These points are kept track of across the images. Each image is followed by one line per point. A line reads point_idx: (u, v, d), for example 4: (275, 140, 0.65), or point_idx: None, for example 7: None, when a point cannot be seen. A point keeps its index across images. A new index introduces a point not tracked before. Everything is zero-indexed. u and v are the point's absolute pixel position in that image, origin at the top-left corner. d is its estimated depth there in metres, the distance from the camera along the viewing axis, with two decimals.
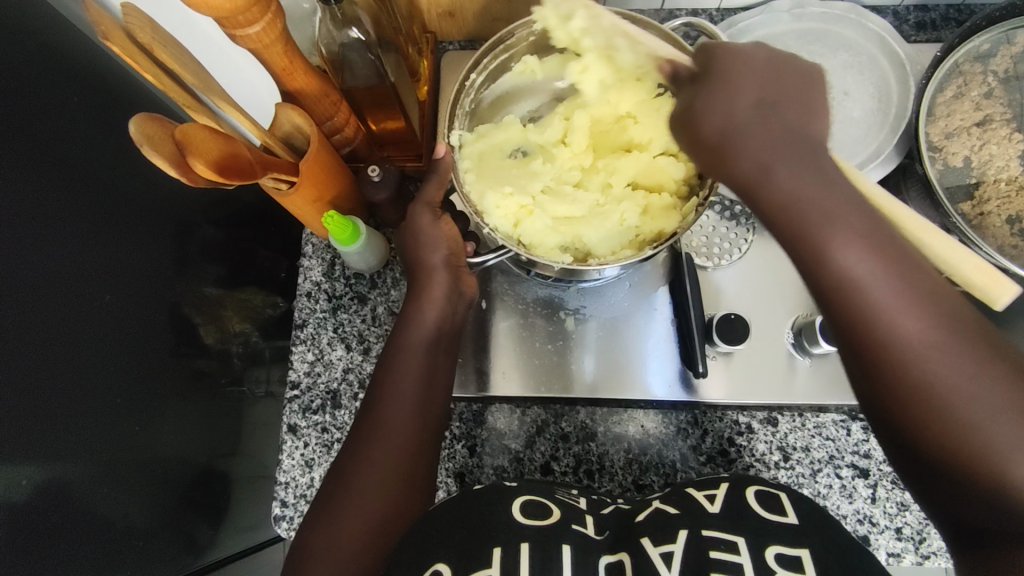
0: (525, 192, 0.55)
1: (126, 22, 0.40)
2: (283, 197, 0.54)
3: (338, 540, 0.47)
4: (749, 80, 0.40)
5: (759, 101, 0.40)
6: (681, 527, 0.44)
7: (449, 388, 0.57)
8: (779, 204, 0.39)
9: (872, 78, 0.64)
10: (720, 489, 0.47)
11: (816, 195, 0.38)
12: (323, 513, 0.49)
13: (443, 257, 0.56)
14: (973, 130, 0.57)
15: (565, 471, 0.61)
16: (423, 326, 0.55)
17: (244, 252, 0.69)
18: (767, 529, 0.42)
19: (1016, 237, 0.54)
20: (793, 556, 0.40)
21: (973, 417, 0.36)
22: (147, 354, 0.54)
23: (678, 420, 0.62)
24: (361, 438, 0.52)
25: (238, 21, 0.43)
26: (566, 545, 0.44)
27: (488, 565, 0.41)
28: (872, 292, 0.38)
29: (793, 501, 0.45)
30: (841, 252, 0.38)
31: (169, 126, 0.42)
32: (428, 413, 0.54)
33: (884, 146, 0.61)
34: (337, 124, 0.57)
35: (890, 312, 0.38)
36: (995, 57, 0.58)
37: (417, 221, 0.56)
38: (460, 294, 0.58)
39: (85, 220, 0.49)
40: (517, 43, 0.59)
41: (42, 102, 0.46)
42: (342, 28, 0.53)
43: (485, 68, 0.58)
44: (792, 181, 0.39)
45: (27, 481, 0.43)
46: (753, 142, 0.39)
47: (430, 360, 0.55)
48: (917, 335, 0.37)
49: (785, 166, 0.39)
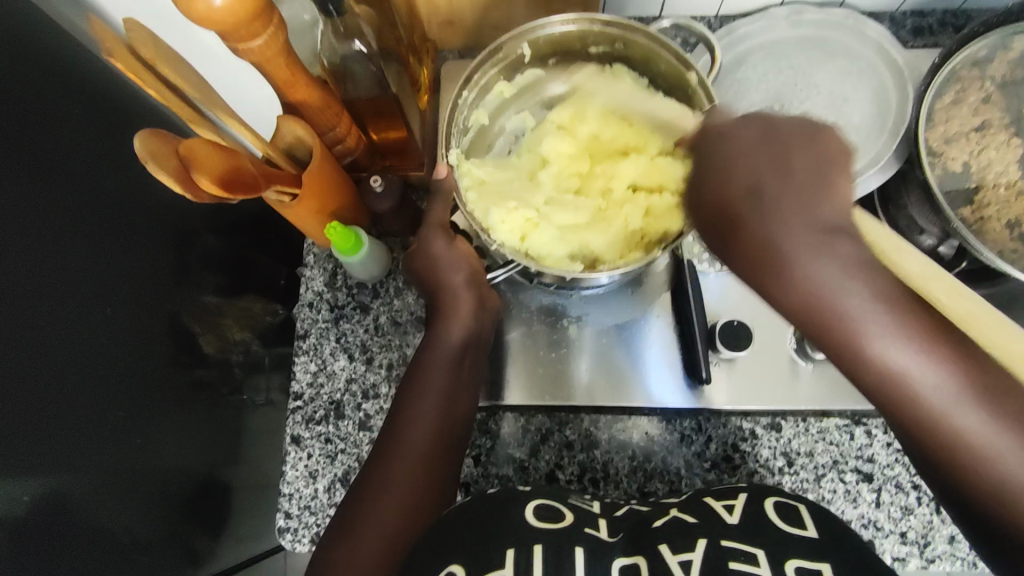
0: (529, 209, 0.56)
1: (127, 36, 0.41)
2: (286, 209, 0.54)
3: (355, 559, 0.47)
4: (740, 160, 0.41)
5: (749, 185, 0.40)
6: (700, 536, 0.44)
7: (474, 399, 0.57)
8: (795, 292, 0.38)
9: (871, 83, 0.64)
10: (739, 499, 0.48)
11: (826, 299, 0.37)
12: (343, 529, 0.49)
13: (464, 277, 0.56)
14: (973, 135, 0.57)
15: (570, 480, 0.61)
16: (445, 347, 0.55)
17: (244, 260, 0.69)
18: (788, 541, 0.42)
19: (1016, 241, 0.55)
20: (813, 570, 0.40)
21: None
22: (147, 365, 0.54)
23: (682, 427, 0.62)
24: (378, 458, 0.51)
25: (239, 35, 0.43)
26: (579, 548, 0.44)
27: (501, 565, 0.41)
28: (914, 380, 0.36)
29: (814, 515, 0.45)
30: (879, 341, 0.36)
31: (172, 142, 0.42)
32: (450, 429, 0.53)
33: (883, 151, 0.61)
34: (338, 135, 0.57)
35: (922, 391, 0.36)
36: (993, 63, 0.58)
37: (432, 245, 0.56)
38: (483, 310, 0.58)
39: (83, 230, 0.49)
40: (508, 56, 0.58)
41: (42, 112, 0.46)
42: (344, 41, 0.52)
43: (476, 84, 0.58)
44: (815, 269, 0.37)
45: (28, 494, 0.43)
46: (766, 226, 0.39)
47: (453, 378, 0.55)
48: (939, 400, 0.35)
49: (794, 246, 0.38)
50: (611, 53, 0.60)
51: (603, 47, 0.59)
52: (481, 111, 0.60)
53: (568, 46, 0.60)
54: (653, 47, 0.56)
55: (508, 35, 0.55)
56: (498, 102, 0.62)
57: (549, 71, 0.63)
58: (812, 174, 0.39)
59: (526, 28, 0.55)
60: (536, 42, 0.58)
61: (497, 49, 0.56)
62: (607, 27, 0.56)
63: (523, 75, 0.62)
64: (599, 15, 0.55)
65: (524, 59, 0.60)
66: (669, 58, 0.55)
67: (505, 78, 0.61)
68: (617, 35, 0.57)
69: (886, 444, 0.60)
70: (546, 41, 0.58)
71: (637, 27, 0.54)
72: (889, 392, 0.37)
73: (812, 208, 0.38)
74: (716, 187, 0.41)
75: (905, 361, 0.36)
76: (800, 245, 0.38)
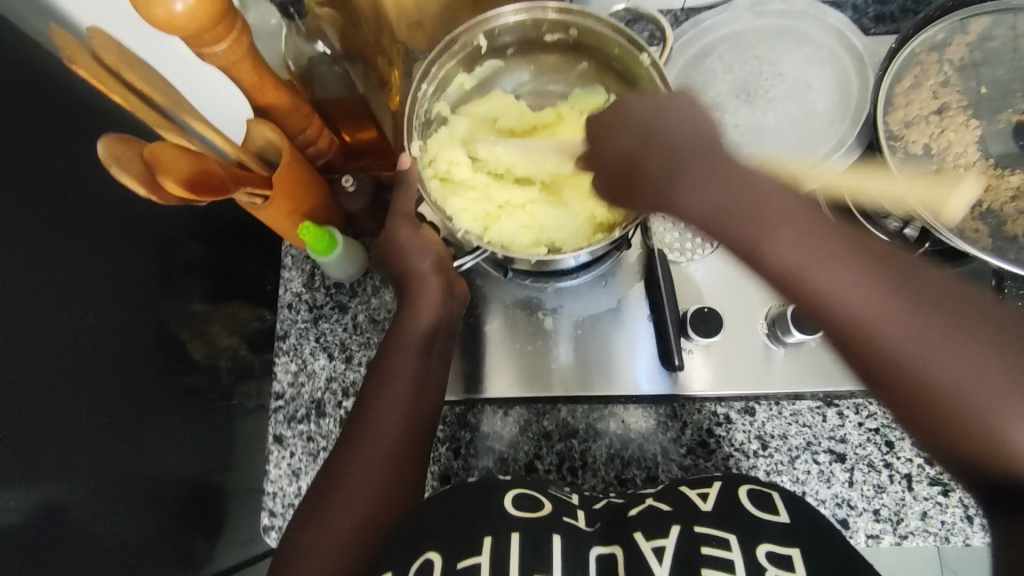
0: (491, 200, 0.58)
1: (93, 45, 0.42)
2: (258, 211, 0.54)
3: (327, 543, 0.48)
4: (629, 121, 0.45)
5: (640, 128, 0.44)
6: (672, 523, 0.44)
7: (440, 391, 0.58)
8: (694, 212, 0.40)
9: (833, 71, 0.65)
10: (714, 487, 0.48)
11: (719, 212, 0.39)
12: (312, 514, 0.50)
13: (431, 263, 0.58)
14: (932, 118, 0.59)
15: (549, 469, 0.61)
16: (415, 330, 0.56)
17: (229, 266, 0.70)
18: (760, 527, 0.42)
19: (977, 221, 0.55)
20: (784, 555, 0.40)
21: (979, 405, 0.34)
22: (135, 372, 0.54)
23: (658, 414, 0.63)
24: (351, 442, 0.52)
25: (203, 40, 0.44)
26: (556, 534, 0.44)
27: (478, 552, 0.42)
28: (826, 298, 0.37)
29: (786, 500, 0.45)
30: (775, 245, 0.38)
31: (137, 148, 0.44)
32: (421, 418, 0.54)
33: (846, 137, 0.62)
34: (310, 137, 0.58)
35: (821, 287, 0.37)
36: (950, 47, 0.60)
37: (399, 234, 0.57)
38: (453, 296, 0.59)
39: (65, 241, 0.49)
40: (462, 50, 0.60)
41: (24, 125, 0.47)
42: (308, 41, 0.53)
43: (434, 76, 0.59)
44: (696, 190, 0.40)
45: (17, 504, 0.43)
46: (685, 182, 0.41)
47: (422, 361, 0.56)
48: (863, 304, 0.36)
49: (690, 179, 0.41)
50: (567, 39, 0.62)
51: (558, 35, 0.62)
52: (442, 104, 0.62)
53: (522, 36, 0.62)
54: (604, 33, 0.59)
55: (462, 28, 0.57)
56: (459, 94, 0.65)
57: (507, 61, 0.66)
58: (687, 155, 0.42)
59: (479, 19, 0.58)
60: (491, 33, 0.60)
61: (453, 43, 0.59)
62: (560, 15, 0.58)
63: (482, 67, 0.65)
64: (549, 4, 0.57)
65: (481, 52, 0.63)
66: (624, 44, 0.58)
67: (465, 70, 0.63)
68: (570, 21, 0.59)
69: (858, 425, 0.61)
70: (499, 32, 0.61)
71: (588, 14, 0.57)
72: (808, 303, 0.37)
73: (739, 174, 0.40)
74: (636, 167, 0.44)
75: (786, 245, 0.37)
76: (684, 183, 0.41)
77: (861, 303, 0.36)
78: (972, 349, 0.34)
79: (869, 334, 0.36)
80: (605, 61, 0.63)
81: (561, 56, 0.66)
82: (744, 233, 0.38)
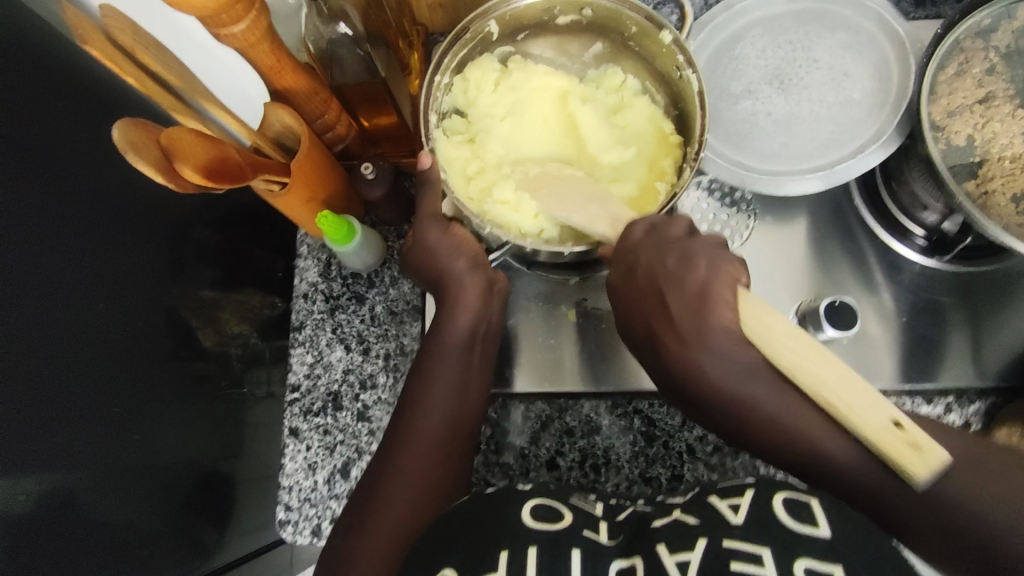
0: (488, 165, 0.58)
1: (102, 22, 0.38)
2: (276, 199, 0.52)
3: (361, 559, 0.48)
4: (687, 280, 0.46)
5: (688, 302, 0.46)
6: (699, 537, 0.42)
7: (485, 388, 0.57)
8: (715, 372, 0.44)
9: (871, 57, 0.62)
10: (744, 497, 0.44)
11: (739, 390, 0.44)
12: (352, 527, 0.50)
13: (466, 262, 0.56)
14: (977, 107, 0.56)
15: (571, 466, 0.60)
16: (453, 335, 0.55)
17: (240, 252, 0.67)
18: (793, 540, 0.40)
19: (1022, 216, 0.54)
20: (825, 572, 0.38)
21: (984, 522, 0.38)
22: (145, 360, 0.53)
23: (683, 411, 0.61)
24: (390, 450, 0.52)
25: (220, 20, 0.42)
26: (575, 549, 0.43)
27: (494, 568, 0.41)
28: (816, 438, 0.42)
29: (827, 509, 0.42)
30: (799, 428, 0.42)
31: (153, 131, 0.41)
32: (460, 426, 0.54)
33: (886, 126, 0.60)
34: (327, 122, 0.56)
35: (820, 437, 0.42)
36: (996, 33, 0.58)
37: (428, 237, 0.56)
38: (492, 294, 0.58)
39: (70, 224, 0.47)
40: (475, 35, 0.57)
41: (20, 101, 0.45)
42: (329, 23, 0.53)
43: (448, 67, 0.57)
44: (722, 356, 0.44)
45: (21, 496, 0.42)
46: (716, 360, 0.44)
47: (464, 364, 0.55)
48: (841, 454, 0.41)
49: (720, 336, 0.44)
50: (580, 22, 0.60)
51: (572, 16, 0.60)
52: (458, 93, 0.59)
53: (534, 19, 0.60)
54: (622, 12, 0.57)
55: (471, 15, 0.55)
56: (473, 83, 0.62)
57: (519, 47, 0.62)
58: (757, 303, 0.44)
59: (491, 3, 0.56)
60: (503, 19, 0.58)
61: (464, 31, 0.56)
62: None
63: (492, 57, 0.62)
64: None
65: (492, 39, 0.59)
66: (641, 21, 0.56)
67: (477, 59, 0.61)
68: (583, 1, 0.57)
69: None
70: (511, 16, 0.58)
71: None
72: (797, 453, 0.43)
73: (725, 375, 0.44)
74: (647, 326, 0.49)
75: (840, 446, 0.41)
76: (755, 395, 0.43)
77: (840, 450, 0.41)
78: (968, 529, 0.39)
79: (817, 440, 0.42)
80: (621, 41, 0.61)
81: (573, 41, 0.63)
82: (773, 405, 0.43)
